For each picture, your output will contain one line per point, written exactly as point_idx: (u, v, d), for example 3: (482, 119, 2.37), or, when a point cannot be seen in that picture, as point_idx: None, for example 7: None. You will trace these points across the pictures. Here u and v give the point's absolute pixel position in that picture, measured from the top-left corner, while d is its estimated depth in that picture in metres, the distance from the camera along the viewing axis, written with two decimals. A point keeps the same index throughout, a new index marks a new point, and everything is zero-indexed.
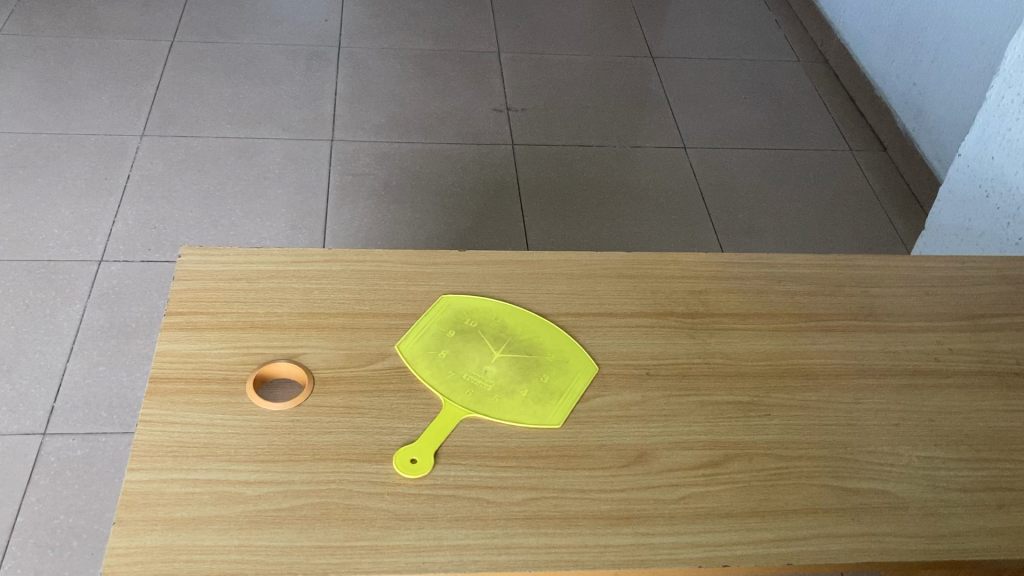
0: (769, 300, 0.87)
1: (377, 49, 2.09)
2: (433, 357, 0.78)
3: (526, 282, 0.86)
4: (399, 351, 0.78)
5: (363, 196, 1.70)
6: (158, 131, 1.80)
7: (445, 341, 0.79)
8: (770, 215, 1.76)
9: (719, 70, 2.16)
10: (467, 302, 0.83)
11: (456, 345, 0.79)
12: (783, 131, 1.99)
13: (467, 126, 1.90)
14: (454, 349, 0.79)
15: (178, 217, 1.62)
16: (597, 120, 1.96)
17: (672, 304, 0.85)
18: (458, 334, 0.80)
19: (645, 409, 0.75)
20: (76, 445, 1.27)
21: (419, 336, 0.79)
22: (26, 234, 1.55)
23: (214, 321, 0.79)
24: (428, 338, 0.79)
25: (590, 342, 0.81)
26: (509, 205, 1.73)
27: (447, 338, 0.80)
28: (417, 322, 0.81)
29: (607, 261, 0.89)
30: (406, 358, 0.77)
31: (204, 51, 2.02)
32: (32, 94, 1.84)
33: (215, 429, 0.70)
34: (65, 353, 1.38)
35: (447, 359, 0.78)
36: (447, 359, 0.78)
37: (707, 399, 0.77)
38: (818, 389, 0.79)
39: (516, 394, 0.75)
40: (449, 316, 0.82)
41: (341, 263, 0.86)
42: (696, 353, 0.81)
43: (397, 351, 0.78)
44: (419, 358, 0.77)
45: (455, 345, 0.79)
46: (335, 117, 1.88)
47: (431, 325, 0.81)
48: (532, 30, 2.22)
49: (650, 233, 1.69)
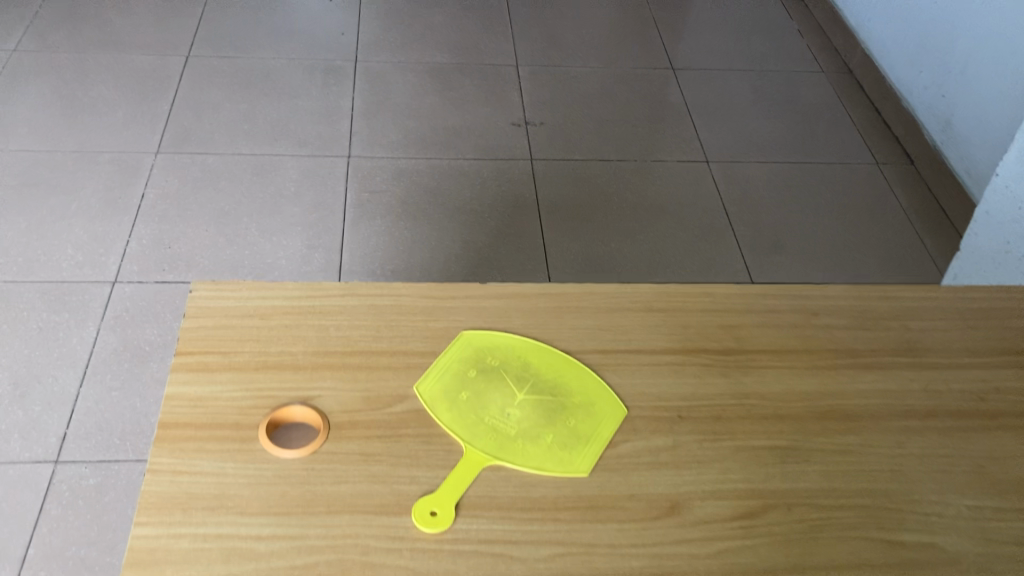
0: (805, 335, 0.83)
1: (394, 63, 2.06)
2: (453, 400, 0.74)
3: (550, 316, 0.83)
4: (418, 393, 0.74)
5: (380, 215, 1.67)
6: (173, 149, 1.78)
7: (465, 382, 0.76)
8: (798, 232, 1.72)
9: (743, 81, 2.11)
10: (488, 338, 0.80)
11: (477, 385, 0.76)
12: (809, 145, 1.94)
13: (485, 141, 1.87)
14: (475, 390, 0.75)
15: (192, 237, 1.60)
16: (618, 134, 1.92)
17: (703, 340, 0.81)
18: (479, 374, 0.77)
19: (676, 455, 0.72)
20: (88, 473, 1.25)
21: (438, 377, 0.76)
22: (39, 254, 1.53)
23: (225, 361, 0.75)
24: (449, 379, 0.76)
25: (617, 382, 0.77)
26: (528, 221, 1.69)
27: (468, 378, 0.76)
28: (436, 361, 0.77)
29: (635, 294, 0.85)
30: (425, 401, 0.74)
31: (221, 66, 2.00)
32: (46, 111, 1.82)
33: (226, 479, 0.67)
34: (77, 378, 1.35)
35: (468, 401, 0.74)
36: (468, 401, 0.74)
37: (743, 444, 0.73)
38: (858, 432, 0.75)
39: (540, 439, 0.72)
40: (469, 354, 0.78)
41: (357, 297, 0.83)
42: (729, 393, 0.77)
43: (416, 393, 0.74)
44: (438, 402, 0.74)
45: (476, 385, 0.76)
46: (351, 133, 1.86)
47: (450, 364, 0.77)
48: (550, 42, 2.19)
49: (674, 252, 1.65)
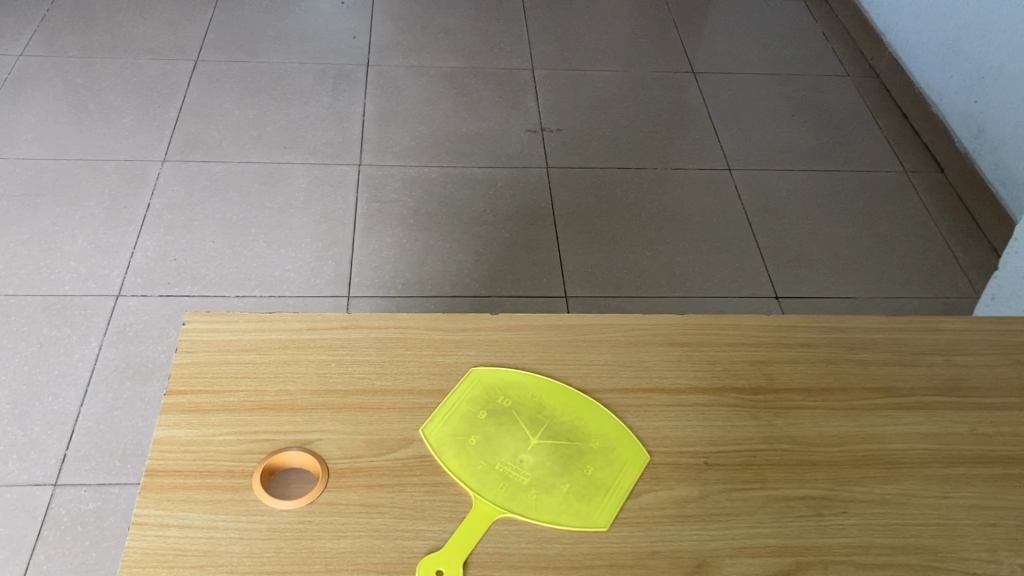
0: (840, 372, 0.77)
1: (407, 67, 2.01)
2: (461, 444, 0.69)
3: (566, 351, 0.77)
4: (425, 437, 0.69)
5: (391, 225, 1.62)
6: (180, 157, 1.73)
7: (475, 425, 0.71)
8: (823, 244, 1.66)
9: (766, 86, 2.05)
10: (499, 377, 0.75)
11: (488, 428, 0.71)
12: (835, 152, 1.88)
13: (500, 149, 1.81)
14: (486, 434, 0.70)
15: (198, 249, 1.55)
16: (636, 140, 1.87)
17: (730, 378, 0.76)
18: (490, 416, 0.71)
19: (703, 507, 0.66)
20: (88, 496, 1.20)
21: (445, 419, 0.71)
22: (42, 267, 1.49)
23: (218, 401, 0.71)
24: (457, 422, 0.71)
25: (639, 425, 0.71)
26: (544, 233, 1.64)
27: (478, 421, 0.71)
28: (444, 402, 0.72)
29: (657, 326, 0.80)
30: (431, 446, 0.69)
31: (230, 71, 1.96)
32: (51, 118, 1.79)
33: (217, 533, 0.62)
34: (78, 397, 1.31)
35: (478, 446, 0.69)
36: (478, 446, 0.69)
37: (775, 494, 0.67)
38: (899, 481, 0.69)
39: (556, 489, 0.67)
40: (479, 394, 0.73)
41: (361, 329, 0.78)
42: (760, 438, 0.71)
43: (422, 437, 0.69)
44: (445, 447, 0.69)
45: (487, 428, 0.71)
46: (362, 140, 1.81)
47: (459, 405, 0.72)
48: (566, 45, 2.13)
49: (695, 264, 1.59)
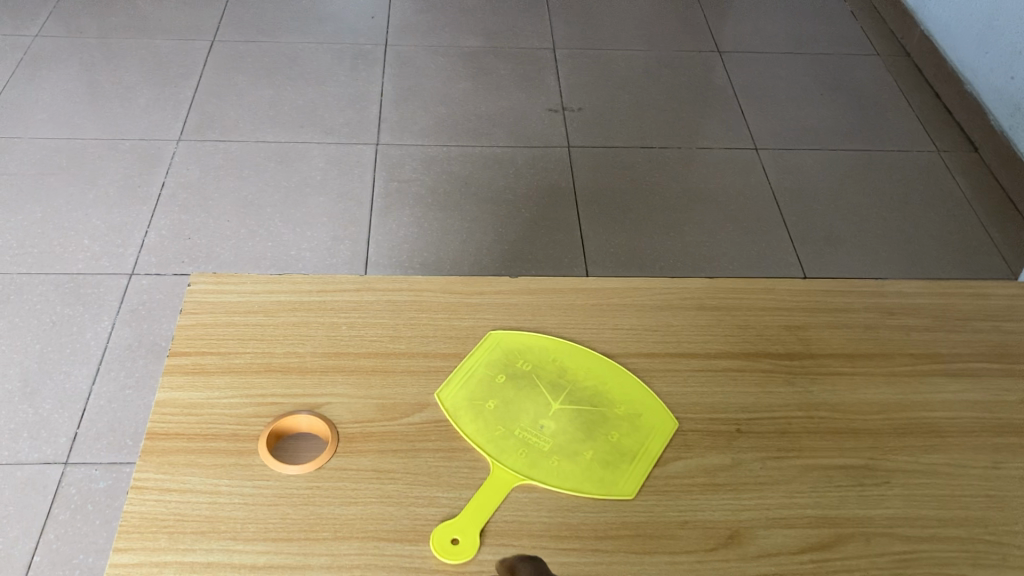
0: (880, 338, 0.73)
1: (425, 47, 1.98)
2: (478, 409, 0.65)
3: (589, 315, 0.74)
4: (440, 401, 0.66)
5: (409, 204, 1.59)
6: (196, 136, 1.70)
7: (493, 390, 0.67)
8: (853, 224, 1.61)
9: (793, 65, 2.00)
10: (519, 340, 0.71)
11: (507, 393, 0.67)
12: (865, 131, 1.83)
13: (521, 128, 1.78)
14: (505, 399, 0.66)
15: (213, 228, 1.52)
16: (660, 120, 1.82)
17: (764, 344, 0.72)
18: (509, 380, 0.68)
19: (737, 476, 0.62)
20: (99, 476, 1.16)
21: (462, 383, 0.67)
22: (54, 246, 1.46)
23: (224, 363, 0.67)
24: (474, 386, 0.67)
25: (667, 391, 0.68)
26: (566, 213, 1.60)
27: (496, 385, 0.67)
28: (460, 366, 0.68)
29: (686, 290, 0.76)
30: (447, 411, 0.65)
31: (246, 51, 1.93)
32: (66, 98, 1.76)
33: (220, 498, 0.59)
34: (90, 375, 1.27)
35: (496, 411, 0.65)
36: (496, 411, 0.65)
37: (813, 462, 0.63)
38: (946, 450, 0.65)
39: (578, 456, 0.63)
40: (497, 358, 0.69)
41: (373, 292, 0.74)
42: (796, 405, 0.67)
43: (437, 402, 0.66)
44: (461, 412, 0.65)
45: (505, 392, 0.67)
46: (380, 120, 1.77)
47: (476, 369, 0.68)
48: (587, 24, 2.09)
49: (720, 244, 1.55)
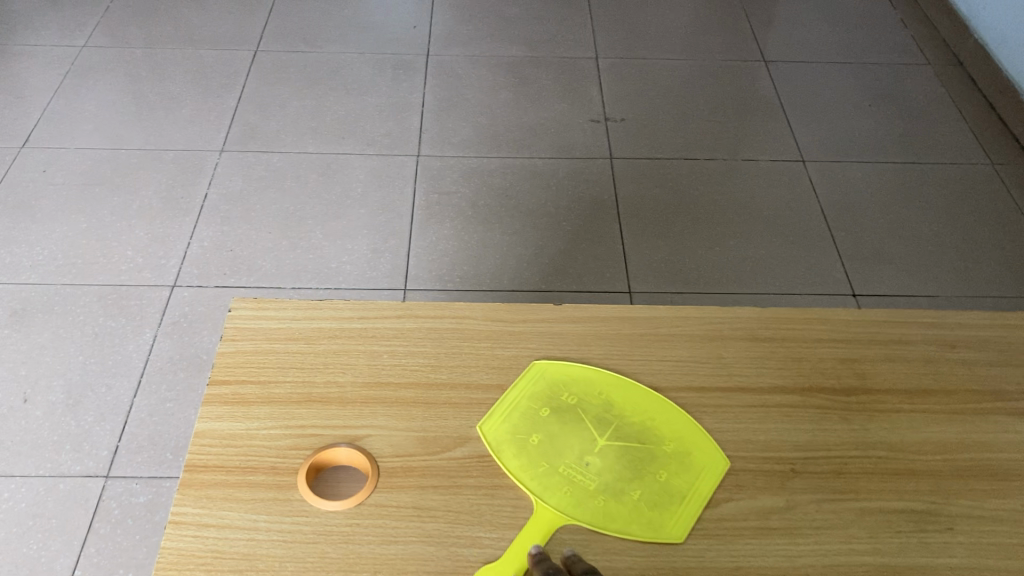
0: (941, 372, 0.70)
1: (467, 57, 1.97)
2: (522, 443, 0.64)
3: (636, 345, 0.72)
4: (482, 435, 0.64)
5: (449, 217, 1.57)
6: (239, 147, 1.70)
7: (537, 423, 0.65)
8: (904, 240, 1.56)
9: (842, 75, 1.96)
10: (565, 372, 0.69)
11: (551, 427, 0.65)
12: (917, 143, 1.78)
13: (562, 139, 1.76)
14: (549, 433, 0.65)
15: (256, 240, 1.51)
16: (705, 131, 1.79)
17: (819, 377, 0.69)
18: (554, 414, 0.66)
19: (791, 519, 0.60)
20: (139, 490, 1.15)
21: (506, 415, 0.65)
22: (97, 256, 1.47)
23: (263, 392, 0.66)
24: (516, 419, 0.65)
25: (718, 427, 0.65)
26: (608, 226, 1.57)
27: (541, 419, 0.66)
28: (504, 398, 0.67)
29: (737, 319, 0.74)
30: (489, 445, 0.63)
31: (289, 62, 1.93)
32: (112, 108, 1.78)
33: (258, 535, 0.57)
34: (132, 388, 1.27)
35: (540, 446, 0.64)
36: (540, 445, 0.64)
37: (871, 505, 0.61)
38: (1012, 495, 0.62)
39: (625, 496, 0.61)
40: (542, 390, 0.68)
41: (414, 319, 0.73)
42: (853, 443, 0.65)
43: (480, 435, 0.64)
44: (504, 446, 0.63)
45: (550, 427, 0.65)
46: (421, 131, 1.76)
47: (520, 401, 0.67)
48: (631, 33, 2.06)
49: (766, 259, 1.51)
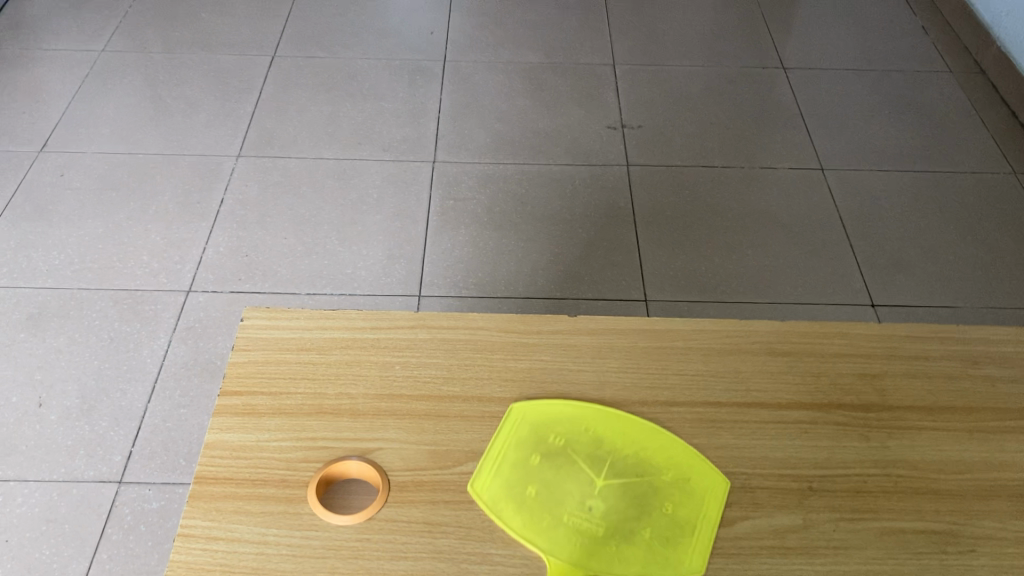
0: (961, 389, 0.70)
1: (484, 62, 1.96)
2: (520, 495, 0.61)
3: (653, 358, 0.72)
4: (475, 495, 0.61)
5: (465, 223, 1.57)
6: (255, 152, 1.70)
7: (530, 473, 0.63)
8: (924, 249, 1.54)
9: (861, 82, 1.94)
10: (543, 414, 0.67)
11: (545, 475, 0.63)
12: (937, 151, 1.76)
13: (579, 146, 1.75)
14: (544, 481, 0.62)
15: (271, 245, 1.51)
16: (722, 138, 1.78)
17: (838, 394, 0.69)
18: (545, 460, 0.64)
19: (809, 538, 0.59)
20: (152, 496, 1.15)
21: (496, 470, 0.63)
22: (113, 261, 1.47)
23: (275, 404, 0.66)
24: (508, 470, 0.63)
25: (735, 443, 0.65)
26: (624, 233, 1.56)
27: (532, 468, 0.63)
28: (489, 450, 0.64)
29: (755, 333, 0.74)
30: (485, 503, 0.60)
31: (305, 67, 1.93)
32: (129, 113, 1.78)
33: (268, 549, 0.57)
34: (146, 393, 1.27)
35: (539, 497, 0.61)
36: (539, 496, 0.61)
37: (890, 525, 0.60)
38: None
39: (637, 536, 0.60)
40: (527, 435, 0.65)
41: (427, 330, 0.73)
42: (872, 461, 0.64)
43: (474, 495, 0.61)
44: (502, 502, 0.61)
45: (544, 474, 0.63)
46: (437, 136, 1.76)
47: (506, 453, 0.64)
48: (648, 39, 2.06)
49: (784, 268, 1.50)
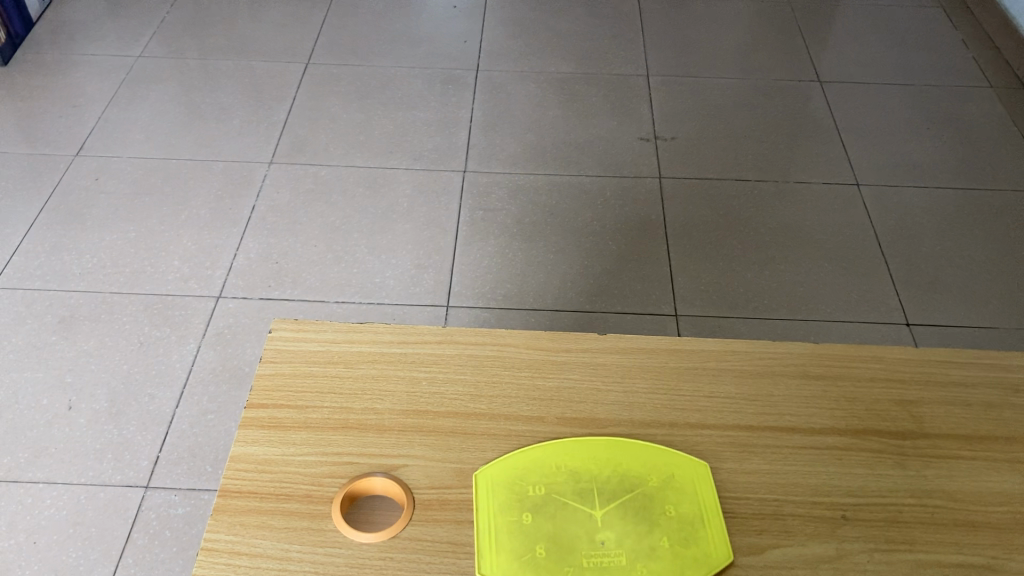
0: (1002, 417, 0.68)
1: (516, 72, 1.96)
2: (533, 562, 0.58)
3: (684, 379, 0.71)
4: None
5: (494, 233, 1.56)
6: (287, 159, 1.71)
7: (530, 534, 0.60)
8: (961, 268, 1.52)
9: (898, 96, 1.92)
10: (509, 466, 0.63)
11: (546, 527, 0.60)
12: (976, 168, 1.73)
13: (610, 157, 1.74)
14: (549, 535, 0.60)
15: (301, 252, 1.52)
16: (756, 151, 1.76)
17: (872, 420, 0.68)
18: (538, 515, 0.61)
19: (842, 569, 0.58)
20: (177, 501, 1.15)
21: (496, 543, 0.59)
22: (145, 266, 1.47)
23: (300, 418, 0.66)
24: (508, 533, 0.59)
25: (765, 467, 0.64)
26: (654, 246, 1.55)
27: (530, 527, 0.60)
28: (479, 521, 0.60)
29: (787, 356, 0.73)
30: None
31: (339, 75, 1.94)
32: (165, 118, 1.80)
33: (290, 566, 0.57)
34: (175, 398, 1.27)
35: (551, 554, 0.59)
36: (551, 554, 0.58)
37: (927, 558, 0.59)
38: None
39: (657, 549, 0.59)
40: (507, 494, 0.62)
41: (455, 345, 0.73)
42: (907, 490, 0.63)
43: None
44: None
45: (545, 529, 0.60)
46: (468, 146, 1.76)
47: (497, 519, 0.60)
48: (682, 50, 2.04)
49: (818, 284, 1.48)
